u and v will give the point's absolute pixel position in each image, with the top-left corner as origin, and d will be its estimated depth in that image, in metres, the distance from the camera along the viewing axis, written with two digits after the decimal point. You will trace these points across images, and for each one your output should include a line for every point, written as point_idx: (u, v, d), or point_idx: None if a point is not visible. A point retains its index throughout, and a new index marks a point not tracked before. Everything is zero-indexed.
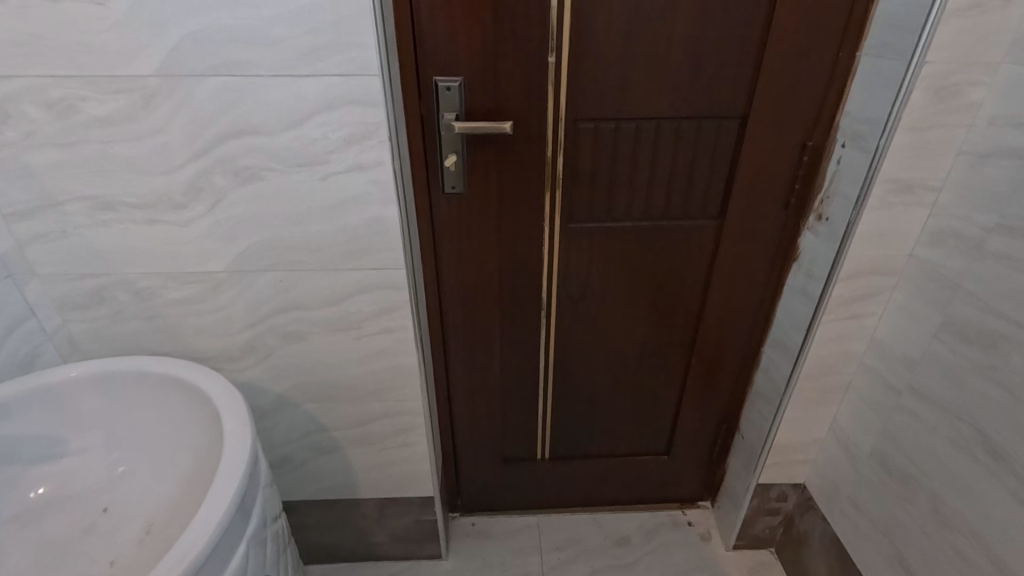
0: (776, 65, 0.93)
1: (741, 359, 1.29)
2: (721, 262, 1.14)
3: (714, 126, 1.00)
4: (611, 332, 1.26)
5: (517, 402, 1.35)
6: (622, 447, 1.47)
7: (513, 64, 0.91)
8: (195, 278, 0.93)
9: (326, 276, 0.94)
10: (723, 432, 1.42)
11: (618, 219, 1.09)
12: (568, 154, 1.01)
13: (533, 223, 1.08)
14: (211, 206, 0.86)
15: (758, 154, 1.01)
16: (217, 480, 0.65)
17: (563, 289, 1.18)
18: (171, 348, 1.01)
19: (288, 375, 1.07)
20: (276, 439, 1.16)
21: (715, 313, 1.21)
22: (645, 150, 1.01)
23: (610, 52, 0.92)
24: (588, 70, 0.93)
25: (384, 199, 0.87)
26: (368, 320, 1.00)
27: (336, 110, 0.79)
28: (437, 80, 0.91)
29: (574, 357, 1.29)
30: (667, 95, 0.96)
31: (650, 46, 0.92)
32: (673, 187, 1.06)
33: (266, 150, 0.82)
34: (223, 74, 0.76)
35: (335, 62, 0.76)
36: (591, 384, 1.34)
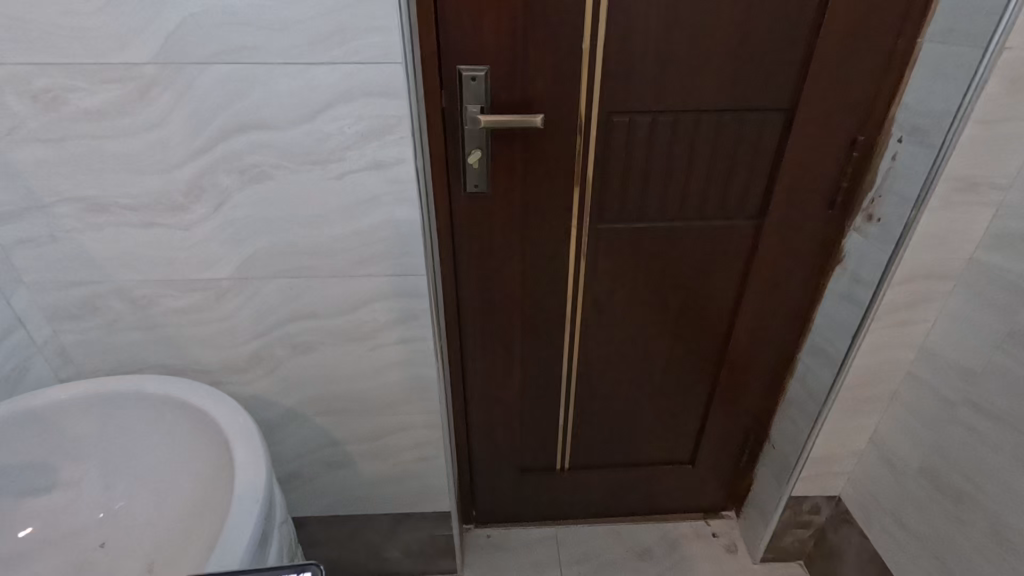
0: (830, 53, 0.86)
1: (774, 367, 1.22)
2: (757, 266, 1.07)
3: (757, 119, 0.92)
4: (638, 339, 1.19)
5: (536, 411, 1.29)
6: (644, 456, 1.41)
7: (544, 52, 0.84)
8: (197, 285, 0.86)
9: (339, 283, 0.87)
10: (751, 441, 1.35)
11: (649, 221, 1.02)
12: (600, 151, 0.93)
13: (559, 225, 1.01)
14: (215, 208, 0.79)
15: (804, 150, 0.94)
16: (233, 516, 0.59)
17: (588, 294, 1.11)
18: (172, 360, 0.94)
19: (297, 388, 0.99)
20: (284, 455, 1.09)
21: (748, 319, 1.15)
22: (683, 146, 0.94)
23: (650, 38, 0.84)
24: (625, 58, 0.85)
25: (404, 199, 0.79)
26: (384, 329, 0.93)
27: (353, 102, 0.71)
28: (462, 69, 0.84)
29: (598, 364, 1.23)
30: (709, 86, 0.89)
31: (694, 31, 0.84)
32: (711, 185, 0.98)
33: (275, 147, 0.74)
34: (228, 62, 0.68)
35: (352, 49, 0.68)
36: (615, 392, 1.28)
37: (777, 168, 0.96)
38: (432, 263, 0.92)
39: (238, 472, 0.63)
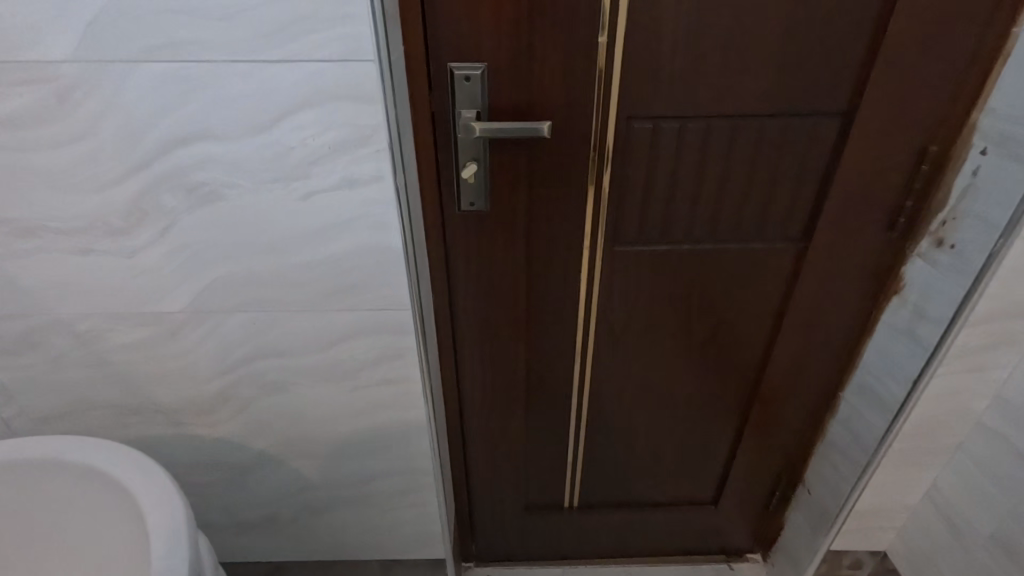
0: (900, 47, 0.71)
1: (813, 405, 1.08)
2: (799, 295, 0.93)
3: (808, 127, 0.77)
4: (658, 372, 1.05)
5: (542, 445, 1.16)
6: (662, 495, 1.27)
7: (553, 46, 0.70)
8: (148, 319, 0.74)
9: (311, 318, 0.75)
10: (783, 484, 1.20)
11: (675, 244, 0.88)
12: (618, 163, 0.80)
13: (571, 247, 0.87)
14: (161, 233, 0.67)
15: (862, 163, 0.79)
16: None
17: (603, 324, 0.98)
18: (127, 399, 0.83)
19: (269, 430, 0.87)
20: (258, 499, 0.98)
21: (785, 354, 1.00)
22: (717, 158, 0.80)
23: (681, 29, 0.70)
24: (650, 53, 0.71)
25: (384, 224, 0.66)
26: (365, 368, 0.80)
27: (318, 108, 0.58)
28: (454, 67, 0.70)
29: (612, 398, 1.09)
30: (751, 87, 0.74)
31: (734, 20, 0.70)
32: (748, 203, 0.84)
33: (227, 161, 0.62)
34: (164, 60, 0.56)
35: (314, 43, 0.55)
36: (630, 426, 1.14)
37: (828, 184, 0.82)
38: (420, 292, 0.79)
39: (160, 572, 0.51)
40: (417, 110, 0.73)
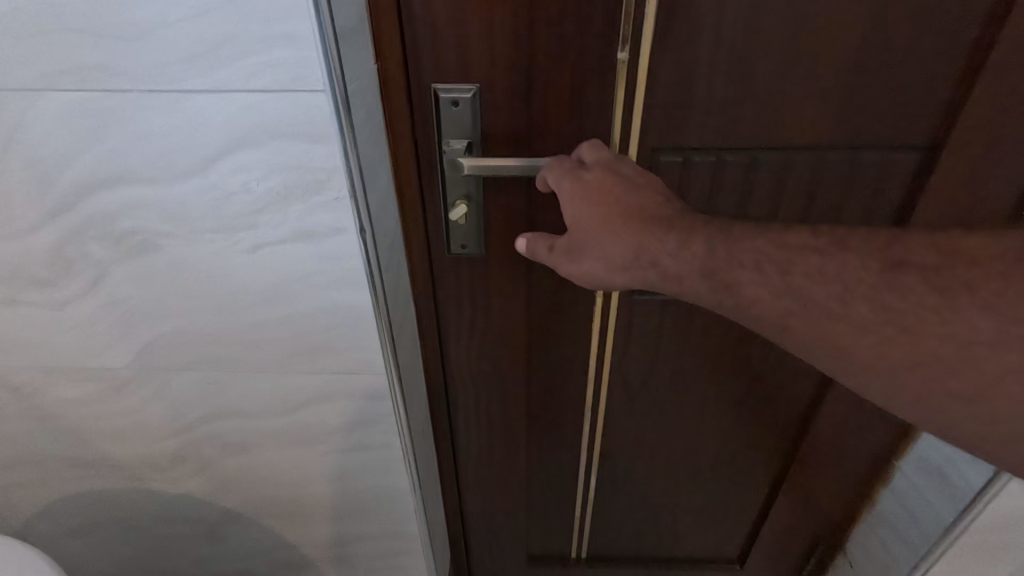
0: (1008, 68, 0.56)
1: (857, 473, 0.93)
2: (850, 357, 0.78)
3: (879, 163, 0.62)
4: (679, 431, 0.92)
5: (548, 502, 1.04)
6: (681, 554, 1.14)
7: (561, 63, 0.57)
8: (89, 375, 0.65)
9: (272, 379, 0.64)
10: (823, 556, 1.05)
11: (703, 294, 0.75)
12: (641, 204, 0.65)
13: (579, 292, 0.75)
14: (91, 285, 0.57)
15: (949, 208, 0.64)
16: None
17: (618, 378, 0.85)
18: (77, 453, 0.74)
19: (236, 489, 0.78)
20: (230, 555, 0.89)
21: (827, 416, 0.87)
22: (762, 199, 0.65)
23: (722, 43, 0.56)
24: (681, 72, 0.58)
25: (349, 281, 0.55)
26: (337, 433, 0.70)
27: (259, 148, 0.47)
28: (438, 88, 0.58)
29: (628, 455, 0.96)
30: (808, 114, 0.60)
31: (791, 31, 0.56)
32: None
33: (158, 208, 0.51)
34: (68, 89, 0.45)
35: (248, 70, 0.43)
36: (647, 485, 1.01)
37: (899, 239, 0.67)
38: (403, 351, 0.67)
39: None
40: (395, 140, 0.60)
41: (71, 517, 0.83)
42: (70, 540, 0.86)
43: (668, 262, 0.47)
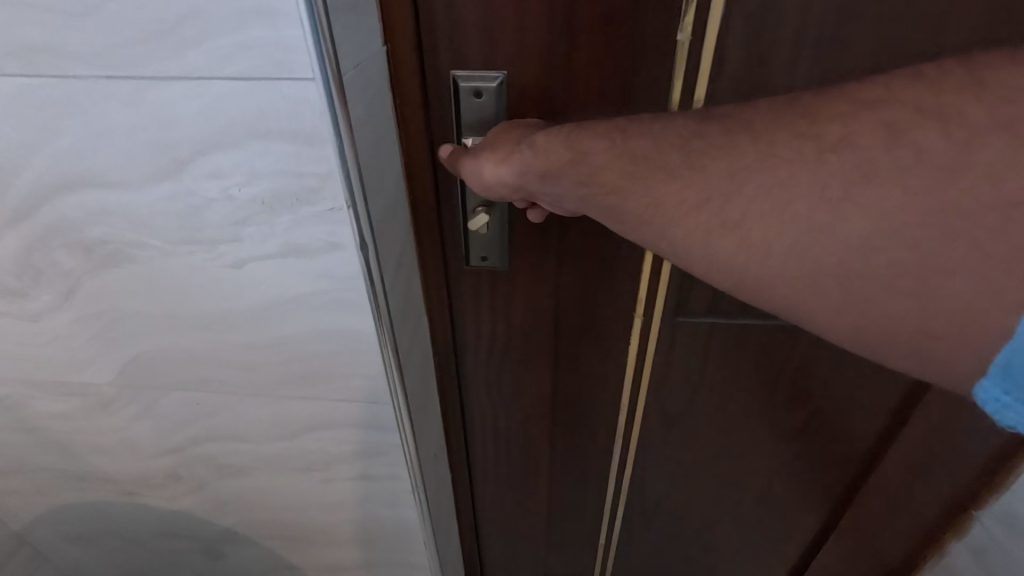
0: None
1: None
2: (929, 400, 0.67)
3: None
4: (722, 466, 0.82)
5: (570, 531, 0.95)
6: None
7: (607, 45, 0.47)
8: (72, 390, 0.59)
9: (266, 404, 0.57)
10: None
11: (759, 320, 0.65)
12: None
13: (614, 314, 0.66)
14: (64, 298, 0.51)
15: None
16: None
17: (654, 408, 0.76)
18: (68, 466, 0.69)
19: (234, 510, 0.73)
20: (231, 573, 0.84)
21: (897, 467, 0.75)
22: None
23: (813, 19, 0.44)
24: (757, 57, 0.46)
25: (348, 301, 0.47)
26: (339, 462, 0.63)
27: (238, 147, 0.39)
28: (458, 75, 0.49)
29: (661, 485, 0.87)
30: None
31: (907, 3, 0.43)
32: None
33: (128, 214, 0.44)
34: (16, 74, 0.38)
35: (221, 52, 0.35)
36: (681, 519, 0.91)
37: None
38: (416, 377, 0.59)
39: None
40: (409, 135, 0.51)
41: (67, 525, 0.79)
42: (68, 547, 0.82)
43: (588, 143, 0.40)
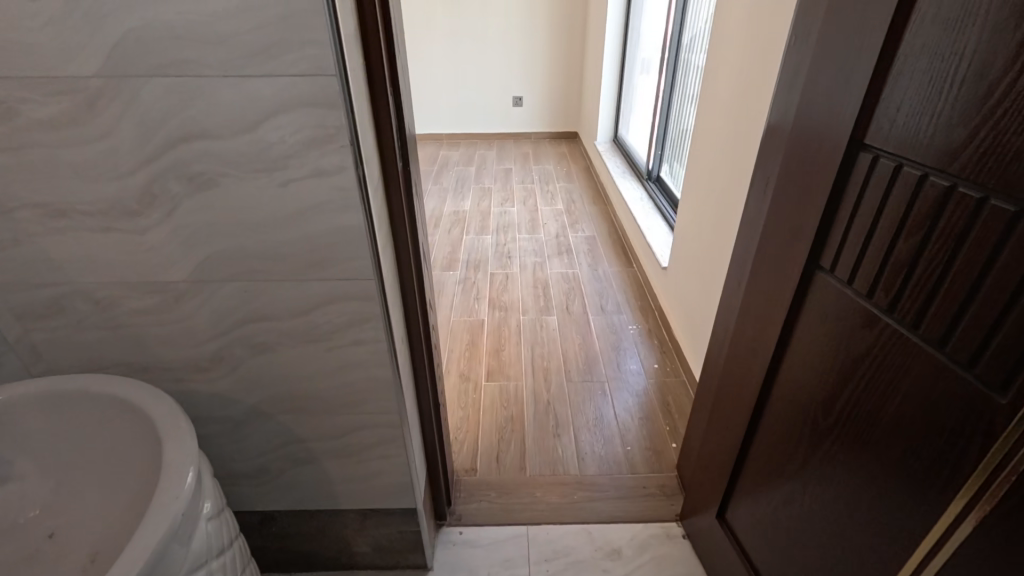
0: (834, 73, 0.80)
1: (726, 380, 1.26)
2: (807, 320, 0.93)
3: (881, 165, 0.74)
4: (843, 499, 0.87)
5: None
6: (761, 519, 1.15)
7: None
8: (156, 287, 0.89)
9: (292, 286, 0.90)
10: (712, 436, 1.35)
11: (896, 355, 0.74)
12: (1002, 384, 0.60)
13: (1015, 444, 0.59)
14: (166, 214, 0.82)
15: (802, 179, 0.91)
16: (160, 490, 0.59)
17: (911, 494, 0.73)
18: (135, 357, 0.97)
19: (259, 388, 1.03)
20: (251, 450, 1.13)
21: (762, 373, 1.08)
22: (893, 279, 0.74)
23: (1010, 148, 0.57)
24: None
25: (347, 205, 0.81)
26: (340, 331, 0.95)
27: (294, 112, 0.73)
28: None
29: (866, 475, 0.82)
30: (954, 124, 0.63)
31: (962, 117, 0.61)
32: (885, 247, 0.75)
33: (220, 155, 0.77)
34: (171, 75, 0.71)
35: (289, 62, 0.70)
36: (831, 490, 0.90)
37: (822, 266, 0.88)
38: (378, 266, 0.88)
39: (165, 470, 0.61)
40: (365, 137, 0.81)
41: None
42: None
43: None
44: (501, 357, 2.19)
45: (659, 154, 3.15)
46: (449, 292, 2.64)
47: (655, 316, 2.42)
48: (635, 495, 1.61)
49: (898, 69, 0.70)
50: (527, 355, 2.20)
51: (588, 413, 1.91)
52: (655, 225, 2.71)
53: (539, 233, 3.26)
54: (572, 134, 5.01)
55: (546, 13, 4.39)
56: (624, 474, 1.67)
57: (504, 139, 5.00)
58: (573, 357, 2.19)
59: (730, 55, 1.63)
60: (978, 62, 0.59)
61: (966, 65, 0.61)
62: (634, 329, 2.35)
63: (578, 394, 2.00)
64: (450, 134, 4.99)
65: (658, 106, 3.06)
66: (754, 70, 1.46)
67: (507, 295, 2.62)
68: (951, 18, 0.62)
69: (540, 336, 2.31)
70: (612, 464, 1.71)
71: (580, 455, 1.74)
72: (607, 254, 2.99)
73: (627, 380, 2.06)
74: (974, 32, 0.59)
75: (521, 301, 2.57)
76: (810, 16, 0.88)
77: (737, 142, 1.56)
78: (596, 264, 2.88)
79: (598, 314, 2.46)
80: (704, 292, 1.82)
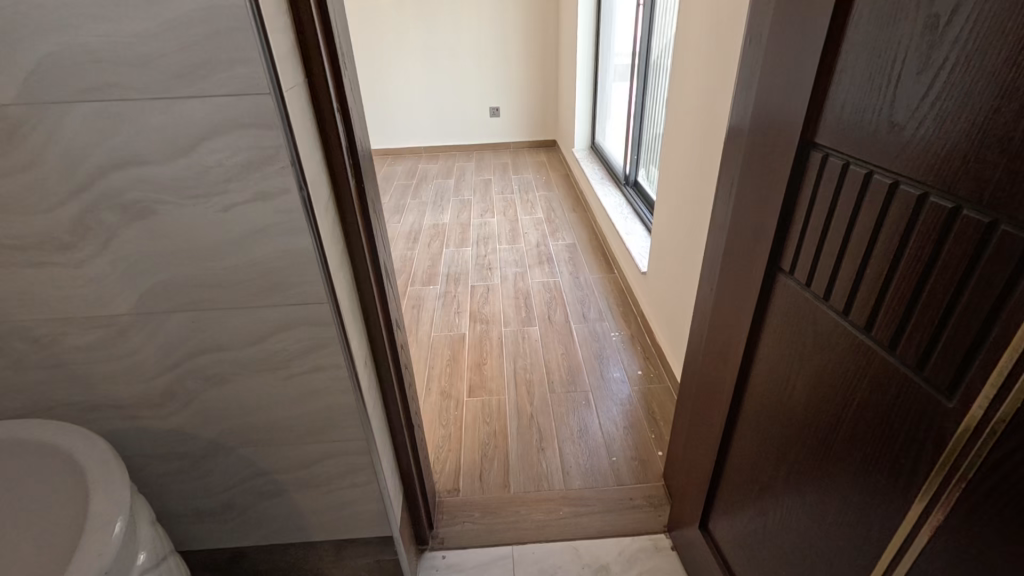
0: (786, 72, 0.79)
1: (703, 387, 1.24)
2: (771, 324, 0.92)
3: (830, 166, 0.73)
4: (813, 508, 0.85)
5: None
6: (739, 529, 1.12)
7: None
8: (98, 322, 0.85)
9: (243, 314, 0.86)
10: (693, 444, 1.33)
11: (853, 359, 0.72)
12: (949, 388, 0.58)
13: (963, 450, 0.57)
14: (102, 246, 0.78)
15: (760, 183, 0.90)
16: (81, 546, 0.55)
17: (873, 502, 0.71)
18: (82, 395, 0.93)
19: (216, 421, 0.98)
20: (213, 486, 1.08)
21: (734, 379, 1.06)
22: (845, 281, 0.72)
23: (948, 144, 0.55)
24: (991, 202, 0.51)
25: (292, 228, 0.78)
26: (296, 359, 0.92)
27: (229, 134, 0.70)
28: None
29: (833, 483, 0.79)
30: (893, 122, 0.61)
31: (902, 114, 0.60)
32: (836, 250, 0.73)
33: (155, 182, 0.73)
34: (95, 101, 0.67)
35: (219, 82, 0.67)
36: (803, 497, 0.88)
37: (783, 269, 0.87)
38: (332, 289, 0.84)
39: (89, 523, 0.57)
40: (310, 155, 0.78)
41: None
42: None
43: None
44: (483, 371, 2.15)
45: (635, 159, 3.15)
46: (429, 307, 2.61)
47: (638, 321, 2.40)
48: (621, 508, 1.57)
49: (842, 67, 0.68)
50: (509, 368, 2.17)
51: (572, 424, 1.88)
52: (633, 229, 2.70)
53: (520, 243, 3.23)
54: (551, 142, 5.02)
55: (518, 25, 4.41)
56: (610, 486, 1.64)
57: (483, 150, 4.99)
58: (556, 367, 2.16)
59: (694, 60, 1.64)
60: (915, 56, 0.58)
61: (902, 61, 0.59)
62: (617, 336, 2.33)
63: (561, 405, 1.96)
64: (428, 147, 4.97)
65: (632, 111, 3.07)
66: (716, 70, 1.46)
67: (489, 307, 2.59)
68: (888, 14, 0.60)
69: (522, 348, 2.28)
70: (598, 475, 1.67)
71: (564, 468, 1.70)
72: (588, 260, 2.98)
73: (611, 388, 2.03)
74: (909, 27, 0.58)
75: (503, 313, 2.54)
76: (761, 15, 0.87)
77: (705, 146, 1.55)
78: (577, 271, 2.87)
79: (580, 322, 2.44)
80: (680, 297, 1.81)
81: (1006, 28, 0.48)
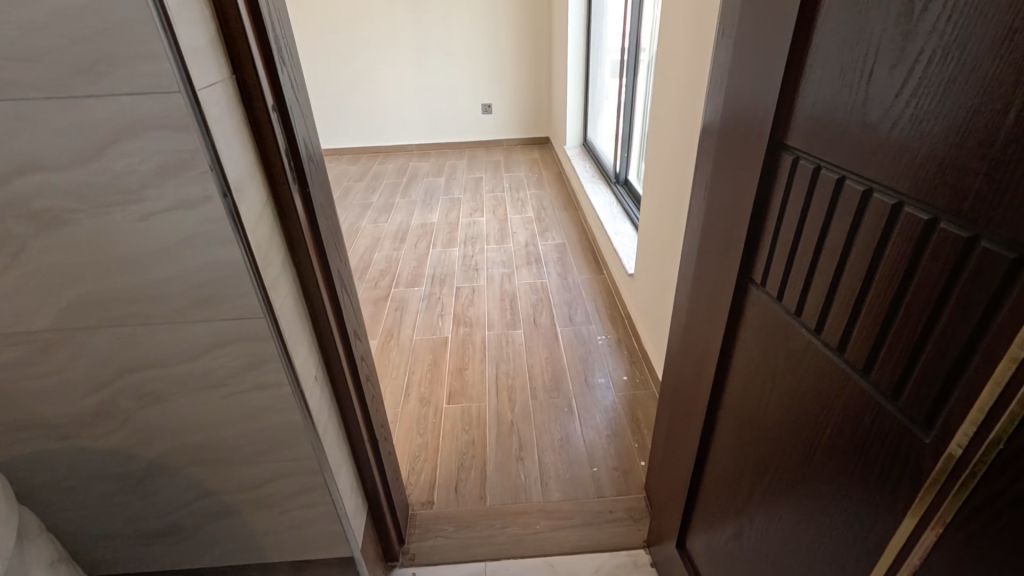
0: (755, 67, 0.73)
1: (680, 399, 1.18)
2: (745, 338, 0.85)
3: (801, 170, 0.66)
4: (787, 537, 0.79)
5: None
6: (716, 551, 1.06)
7: None
8: (18, 338, 0.79)
9: (174, 330, 0.80)
10: (671, 458, 1.27)
11: (826, 382, 0.66)
12: (925, 421, 0.52)
13: (941, 492, 0.50)
14: (12, 258, 0.72)
15: (732, 186, 0.83)
16: None
17: (849, 537, 0.65)
18: (9, 415, 0.87)
19: (156, 441, 0.92)
20: (159, 507, 1.02)
21: (710, 394, 1.00)
22: (818, 296, 0.66)
23: (924, 147, 0.48)
24: (971, 214, 0.45)
25: (219, 238, 0.72)
26: (236, 376, 0.86)
27: (140, 137, 0.64)
28: None
29: (808, 513, 0.73)
30: (866, 122, 0.55)
31: (875, 113, 0.53)
32: (808, 261, 0.67)
33: (64, 188, 0.67)
34: None
35: (124, 79, 0.60)
36: (778, 525, 0.82)
37: (755, 280, 0.80)
38: (267, 303, 0.78)
39: None
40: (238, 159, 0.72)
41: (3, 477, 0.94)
42: None
43: None
44: (464, 376, 2.10)
45: (625, 157, 3.08)
46: (413, 310, 2.55)
47: (625, 324, 2.34)
48: (600, 522, 1.52)
49: (813, 61, 0.62)
50: (491, 373, 2.11)
51: (553, 432, 1.82)
52: (622, 230, 2.64)
53: (508, 243, 3.17)
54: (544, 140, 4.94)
55: (510, 20, 4.34)
56: (590, 498, 1.58)
57: (475, 147, 4.92)
58: (539, 372, 2.10)
59: (676, 56, 1.57)
60: (889, 48, 0.51)
61: (875, 54, 0.53)
62: (603, 339, 2.27)
63: (542, 412, 1.90)
64: (419, 145, 4.90)
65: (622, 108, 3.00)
66: (696, 66, 1.39)
67: (473, 310, 2.53)
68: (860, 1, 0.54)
69: (505, 352, 2.22)
70: (577, 487, 1.62)
71: (542, 479, 1.65)
72: (577, 261, 2.91)
73: (595, 394, 1.97)
74: (882, 15, 0.51)
75: (487, 316, 2.48)
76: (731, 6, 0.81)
77: (688, 146, 1.49)
78: (565, 272, 2.81)
79: (566, 325, 2.38)
80: (664, 301, 1.74)
81: (988, 14, 0.42)
